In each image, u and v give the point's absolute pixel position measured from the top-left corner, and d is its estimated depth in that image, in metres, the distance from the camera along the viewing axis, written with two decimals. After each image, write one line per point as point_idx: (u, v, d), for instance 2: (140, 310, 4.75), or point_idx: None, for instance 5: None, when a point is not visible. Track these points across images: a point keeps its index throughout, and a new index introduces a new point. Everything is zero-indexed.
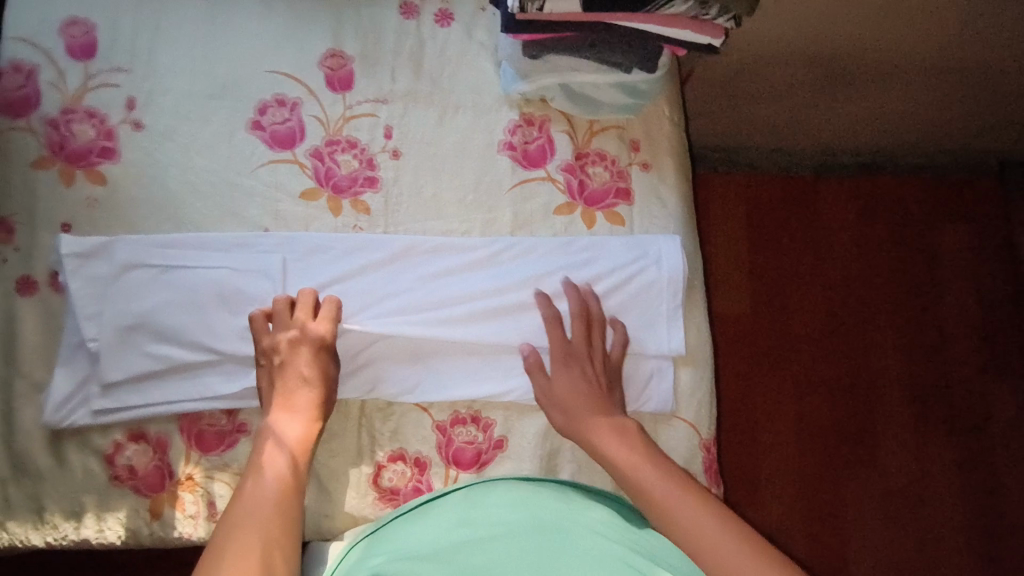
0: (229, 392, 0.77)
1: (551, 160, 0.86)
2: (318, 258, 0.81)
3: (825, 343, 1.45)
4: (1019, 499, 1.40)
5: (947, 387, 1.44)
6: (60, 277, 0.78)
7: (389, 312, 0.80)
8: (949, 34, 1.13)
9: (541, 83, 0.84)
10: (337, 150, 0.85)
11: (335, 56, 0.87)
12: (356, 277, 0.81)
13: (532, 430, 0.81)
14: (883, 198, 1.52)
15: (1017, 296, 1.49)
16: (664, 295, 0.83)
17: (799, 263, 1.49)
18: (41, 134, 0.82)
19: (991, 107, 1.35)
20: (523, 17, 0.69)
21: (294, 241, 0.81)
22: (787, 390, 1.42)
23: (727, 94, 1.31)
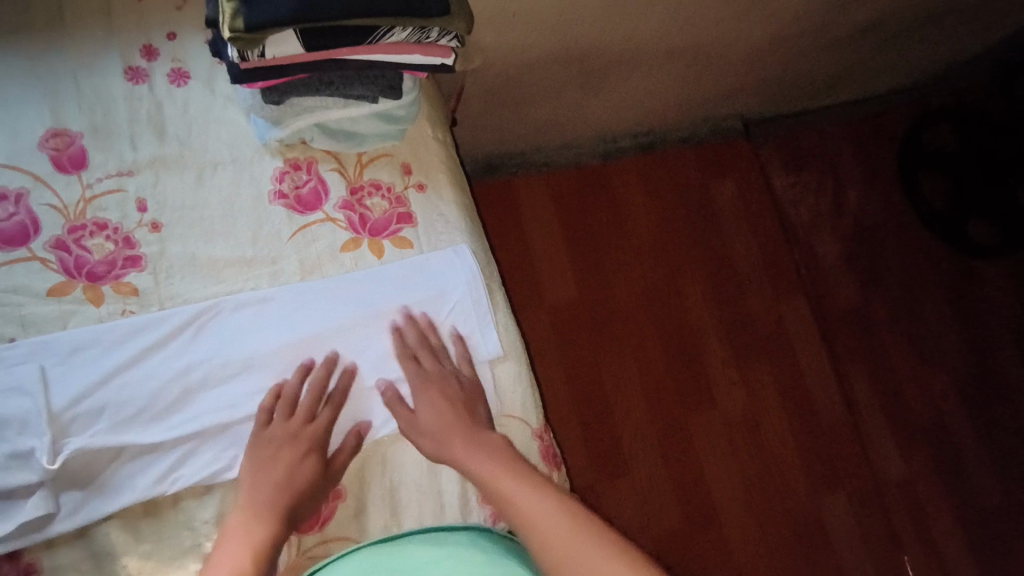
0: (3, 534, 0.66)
1: (326, 200, 0.86)
2: (84, 355, 0.73)
3: (647, 307, 1.59)
4: (832, 398, 1.58)
5: (753, 317, 1.62)
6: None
7: (182, 394, 0.75)
8: (666, 23, 1.27)
9: (297, 127, 0.84)
10: (84, 235, 0.77)
11: (58, 135, 0.80)
12: (136, 364, 0.74)
13: (369, 469, 0.79)
14: (664, 169, 1.70)
15: (785, 228, 1.70)
16: (468, 304, 0.86)
17: (609, 242, 1.63)
18: None
19: (722, 80, 1.53)
20: (248, 67, 0.69)
21: (51, 343, 0.72)
22: (623, 357, 1.55)
23: (502, 103, 1.37)
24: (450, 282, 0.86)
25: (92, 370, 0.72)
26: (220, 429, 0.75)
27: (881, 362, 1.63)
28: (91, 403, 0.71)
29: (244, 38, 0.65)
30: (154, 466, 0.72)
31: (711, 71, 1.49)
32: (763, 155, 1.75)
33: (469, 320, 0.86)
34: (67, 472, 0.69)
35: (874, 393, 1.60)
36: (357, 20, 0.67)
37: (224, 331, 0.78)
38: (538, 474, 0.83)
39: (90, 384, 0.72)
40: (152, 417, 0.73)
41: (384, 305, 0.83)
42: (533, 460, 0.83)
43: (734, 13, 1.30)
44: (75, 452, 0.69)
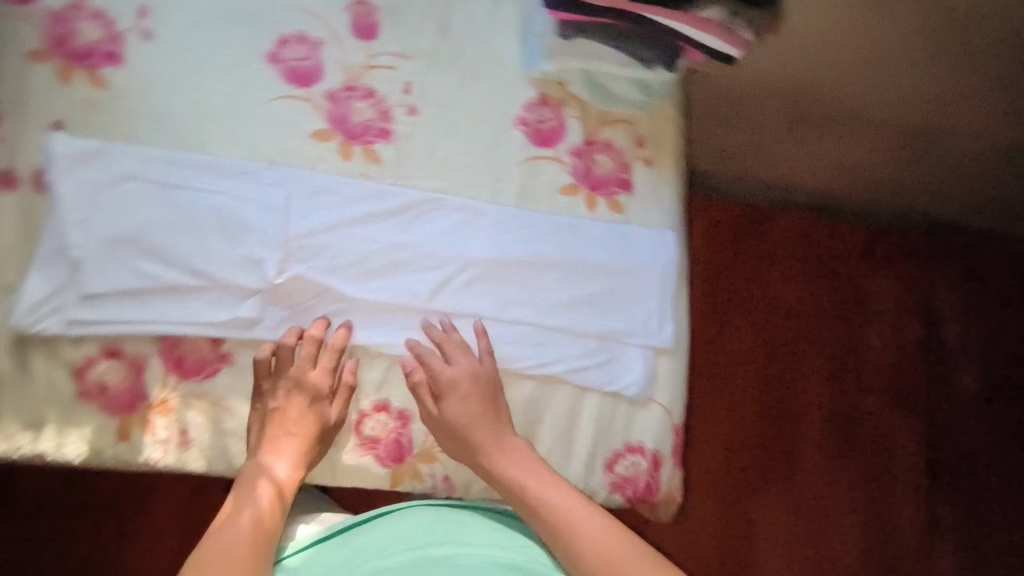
0: (219, 321, 0.76)
1: (562, 141, 0.90)
2: (324, 199, 0.81)
3: (755, 373, 1.40)
4: (913, 543, 1.39)
5: (862, 426, 1.41)
6: (47, 177, 0.74)
7: (389, 264, 0.81)
8: (913, 81, 1.02)
9: (564, 66, 0.87)
10: (355, 95, 0.85)
11: (362, 2, 0.86)
12: (360, 225, 0.81)
13: (518, 398, 0.84)
14: (826, 231, 1.45)
15: (933, 348, 1.45)
16: (655, 283, 0.89)
17: (749, 289, 1.42)
18: (39, 23, 0.76)
19: (943, 167, 1.23)
20: None
21: (302, 178, 0.81)
22: (713, 415, 1.37)
23: (711, 106, 1.12)
24: (648, 259, 0.89)
25: (325, 216, 0.80)
26: (408, 306, 0.81)
27: (981, 528, 1.41)
28: (316, 243, 0.79)
29: None
30: (351, 314, 0.80)
31: (940, 155, 1.19)
32: (937, 269, 1.47)
33: (650, 300, 0.88)
34: (282, 290, 0.78)
35: (960, 557, 1.40)
36: None
37: (440, 222, 0.84)
38: (664, 464, 0.86)
39: (321, 227, 0.80)
40: (358, 273, 0.80)
41: (582, 255, 0.87)
42: (663, 449, 0.86)
43: (996, 109, 1.07)
44: (296, 276, 0.78)
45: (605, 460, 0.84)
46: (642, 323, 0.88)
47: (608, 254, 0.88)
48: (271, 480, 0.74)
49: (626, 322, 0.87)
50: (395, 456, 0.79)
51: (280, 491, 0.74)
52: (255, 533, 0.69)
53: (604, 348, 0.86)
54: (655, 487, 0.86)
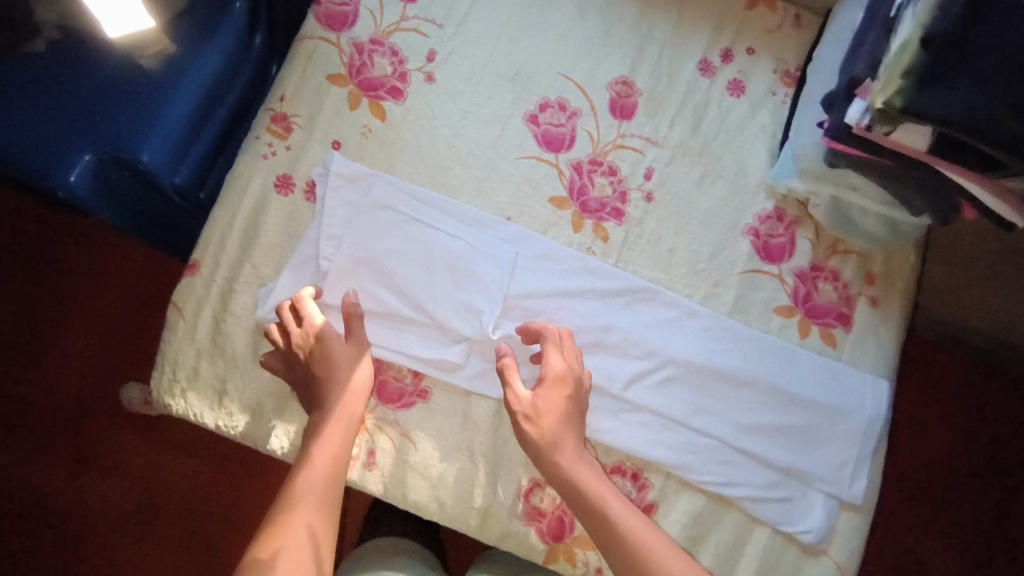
0: (428, 358, 0.80)
1: (788, 261, 0.87)
2: (548, 265, 0.83)
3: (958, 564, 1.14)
4: None
5: None
6: (318, 191, 0.81)
7: (593, 343, 0.82)
8: None
9: (815, 188, 0.83)
10: (597, 171, 0.86)
11: (626, 83, 0.88)
12: (576, 300, 0.82)
13: (686, 510, 0.81)
14: None
15: None
16: (855, 432, 0.83)
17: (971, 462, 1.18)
18: (344, 52, 0.84)
19: None
20: (860, 133, 0.69)
21: (533, 241, 0.83)
22: None
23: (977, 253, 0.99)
24: (854, 405, 0.84)
25: (545, 283, 0.82)
26: (602, 388, 0.82)
27: None
28: (532, 307, 0.82)
29: (887, 113, 0.65)
30: None
31: None
32: None
33: (846, 448, 0.83)
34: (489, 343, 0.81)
35: None
36: (999, 155, 0.63)
37: (650, 314, 0.83)
38: None
39: (540, 293, 0.82)
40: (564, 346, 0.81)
41: (785, 382, 0.84)
42: None
43: None
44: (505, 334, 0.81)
45: None
46: (832, 469, 0.83)
47: (812, 387, 0.84)
48: (326, 445, 0.71)
49: (815, 464, 0.82)
50: (555, 533, 0.79)
51: (342, 444, 0.72)
52: (322, 503, 0.69)
53: (785, 483, 0.82)
54: None
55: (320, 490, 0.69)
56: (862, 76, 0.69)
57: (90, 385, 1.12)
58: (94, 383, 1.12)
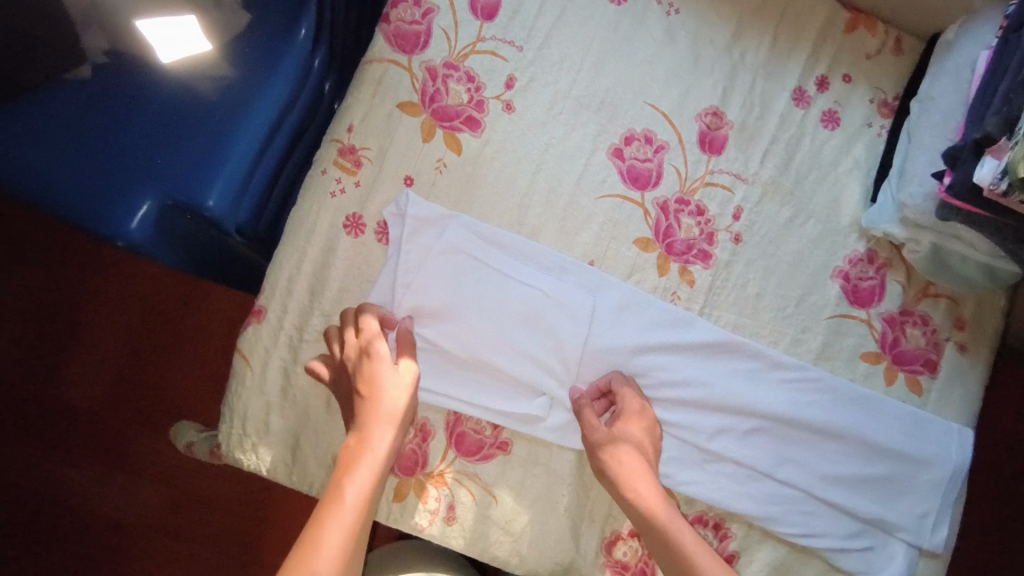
0: (508, 414, 0.76)
1: (877, 304, 0.84)
2: (630, 314, 0.78)
3: None
4: None
5: None
6: (392, 234, 0.76)
7: (676, 398, 0.78)
8: None
9: (914, 234, 0.79)
10: (684, 210, 0.81)
11: (715, 114, 0.83)
12: (660, 351, 0.78)
13: (767, 560, 0.79)
14: None
15: None
16: (942, 481, 0.81)
17: None
18: (417, 78, 0.78)
19: None
20: (993, 197, 0.65)
21: (614, 288, 0.78)
22: None
23: None
24: (940, 454, 0.81)
25: (628, 333, 0.78)
26: (686, 441, 0.79)
27: None
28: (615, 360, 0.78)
29: None
30: None
31: None
32: None
33: (930, 497, 0.80)
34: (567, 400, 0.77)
35: None
36: None
37: (734, 364, 0.80)
38: None
39: (623, 344, 0.77)
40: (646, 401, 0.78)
41: (872, 433, 0.81)
42: None
43: None
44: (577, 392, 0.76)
45: None
46: (915, 520, 0.80)
47: (894, 435, 0.81)
48: (373, 451, 0.62)
49: (896, 515, 0.80)
50: None
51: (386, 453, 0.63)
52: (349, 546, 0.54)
53: (866, 533, 0.80)
54: None
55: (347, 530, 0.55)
56: (997, 133, 0.65)
57: (115, 400, 1.09)
58: (111, 398, 1.09)
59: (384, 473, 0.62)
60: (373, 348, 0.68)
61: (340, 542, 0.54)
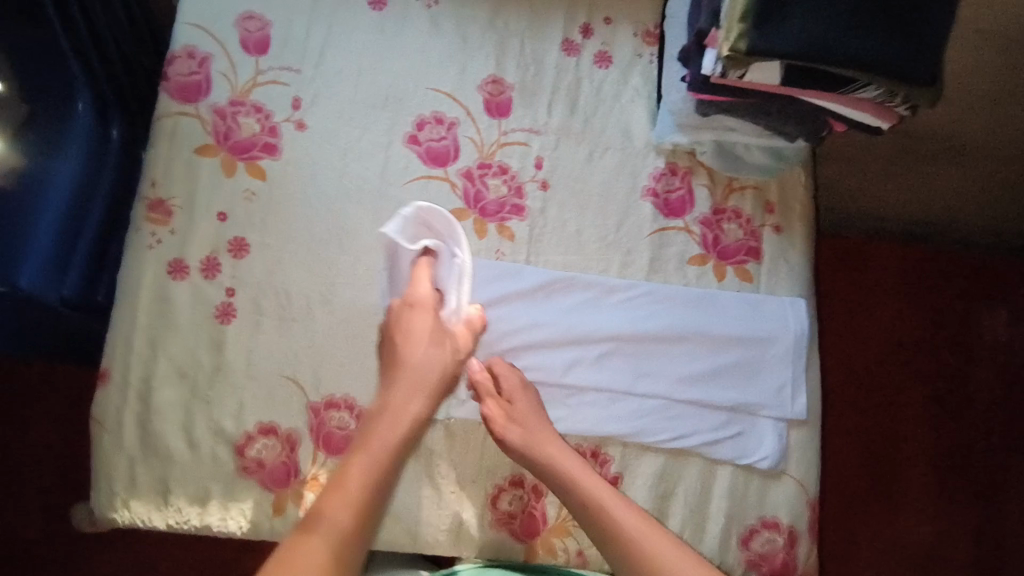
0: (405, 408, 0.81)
1: (690, 211, 0.89)
2: (455, 276, 0.83)
3: (938, 445, 1.23)
4: None
5: None
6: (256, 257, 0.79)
7: (518, 345, 0.83)
8: None
9: (697, 138, 0.86)
10: (488, 174, 0.87)
11: (495, 82, 0.89)
12: (515, 300, 0.84)
13: (648, 471, 0.83)
14: (982, 276, 1.28)
15: None
16: (788, 352, 0.87)
17: (918, 346, 1.27)
18: (206, 122, 0.83)
19: None
20: (718, 82, 0.72)
21: (431, 254, 0.83)
22: (900, 500, 1.21)
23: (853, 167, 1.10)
24: (779, 329, 0.87)
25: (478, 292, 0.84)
26: (544, 383, 0.83)
27: None
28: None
29: (738, 58, 0.67)
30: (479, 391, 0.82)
31: None
32: None
33: (782, 371, 0.86)
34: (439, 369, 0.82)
35: None
36: (847, 70, 0.67)
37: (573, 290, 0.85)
38: (801, 542, 0.82)
39: (475, 303, 0.83)
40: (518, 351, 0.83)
41: (713, 326, 0.86)
42: (799, 526, 0.83)
43: None
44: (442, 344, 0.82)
45: (739, 535, 0.82)
46: (774, 395, 0.86)
47: (733, 324, 0.87)
48: (390, 431, 0.72)
49: (755, 396, 0.85)
50: (530, 530, 0.81)
51: (393, 435, 0.72)
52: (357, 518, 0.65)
53: (734, 420, 0.85)
54: (793, 565, 0.82)
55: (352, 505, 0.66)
56: (707, 27, 0.71)
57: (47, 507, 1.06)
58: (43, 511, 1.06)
59: (392, 454, 0.71)
60: (404, 318, 0.79)
61: (358, 495, 0.67)
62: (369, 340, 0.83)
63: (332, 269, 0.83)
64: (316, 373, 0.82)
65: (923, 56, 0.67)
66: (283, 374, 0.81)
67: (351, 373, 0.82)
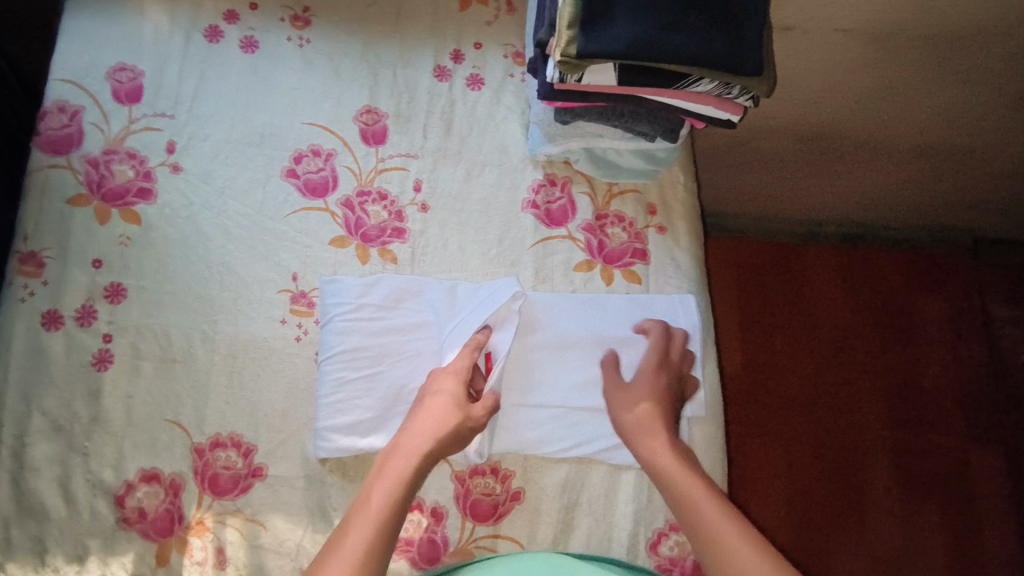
0: (379, 444, 0.78)
1: (573, 219, 0.90)
2: (366, 305, 0.82)
3: (845, 409, 1.38)
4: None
5: (953, 455, 1.36)
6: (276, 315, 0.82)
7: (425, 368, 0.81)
8: (917, 116, 1.12)
9: (567, 147, 0.87)
10: (368, 201, 0.88)
11: (370, 111, 0.91)
12: (456, 314, 0.83)
13: (550, 484, 0.81)
14: (866, 263, 1.47)
15: (993, 367, 1.42)
16: (682, 349, 0.86)
17: (819, 321, 1.43)
18: (78, 171, 0.84)
19: (971, 183, 1.29)
20: (561, 86, 0.74)
21: (336, 287, 0.83)
22: (815, 458, 1.34)
23: (729, 163, 1.28)
24: (670, 326, 0.86)
25: (427, 312, 0.83)
26: None
27: None
28: (427, 343, 0.82)
29: (572, 63, 0.70)
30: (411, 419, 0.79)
31: (958, 176, 1.27)
32: (983, 283, 1.48)
33: None
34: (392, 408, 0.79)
35: None
36: (675, 66, 0.70)
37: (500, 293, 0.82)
38: None
39: (417, 325, 0.83)
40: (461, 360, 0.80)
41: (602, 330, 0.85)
42: None
43: (992, 127, 1.15)
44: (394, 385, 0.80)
45: (648, 541, 0.79)
46: None
47: (625, 326, 0.86)
48: (408, 451, 0.71)
49: None
50: (430, 556, 0.77)
51: (417, 449, 0.71)
52: (380, 527, 0.64)
53: None
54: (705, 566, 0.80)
55: (364, 537, 0.63)
56: (545, 38, 0.74)
57: None
58: None
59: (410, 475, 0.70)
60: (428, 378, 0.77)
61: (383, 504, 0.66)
62: (253, 374, 0.81)
63: (212, 306, 0.82)
64: (199, 413, 0.79)
65: (745, 46, 0.70)
66: (165, 418, 0.78)
67: (235, 409, 0.80)
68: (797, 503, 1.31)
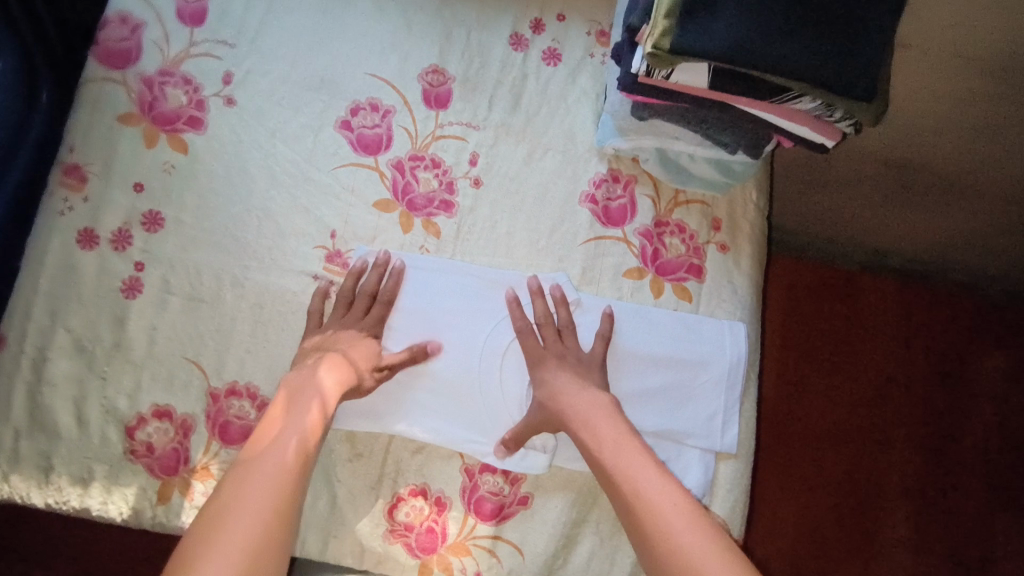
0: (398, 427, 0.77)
1: (631, 221, 0.85)
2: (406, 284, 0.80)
3: (876, 457, 1.31)
4: None
5: (981, 526, 1.29)
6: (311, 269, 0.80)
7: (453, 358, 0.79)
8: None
9: (638, 144, 0.81)
10: (420, 166, 0.84)
11: (437, 72, 0.86)
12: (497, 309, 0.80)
13: (561, 494, 0.77)
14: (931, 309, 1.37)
15: None
16: (723, 379, 0.81)
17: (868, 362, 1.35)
18: (132, 90, 0.82)
19: None
20: (646, 81, 0.67)
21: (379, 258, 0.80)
22: (834, 503, 1.28)
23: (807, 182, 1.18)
24: (713, 353, 0.81)
25: (477, 305, 0.80)
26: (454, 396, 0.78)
27: None
28: (469, 335, 0.79)
29: (662, 56, 0.63)
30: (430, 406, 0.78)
31: None
32: None
33: (714, 400, 0.80)
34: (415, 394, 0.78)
35: None
36: (776, 76, 0.62)
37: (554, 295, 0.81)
38: None
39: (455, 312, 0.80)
40: (511, 357, 0.79)
41: (643, 345, 0.81)
42: None
43: None
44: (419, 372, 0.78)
45: None
46: (705, 424, 0.80)
47: (666, 346, 0.81)
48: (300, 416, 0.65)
49: (680, 424, 0.79)
50: (427, 546, 0.75)
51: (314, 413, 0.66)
52: (284, 484, 0.58)
53: (659, 447, 0.79)
54: None
55: (266, 492, 0.57)
56: (638, 24, 0.67)
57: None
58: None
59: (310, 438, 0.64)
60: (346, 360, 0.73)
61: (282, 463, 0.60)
62: (278, 327, 0.79)
63: (246, 251, 0.80)
64: (219, 357, 0.78)
65: (860, 64, 0.62)
66: (185, 356, 0.77)
67: (255, 360, 0.78)
68: (807, 545, 1.26)
